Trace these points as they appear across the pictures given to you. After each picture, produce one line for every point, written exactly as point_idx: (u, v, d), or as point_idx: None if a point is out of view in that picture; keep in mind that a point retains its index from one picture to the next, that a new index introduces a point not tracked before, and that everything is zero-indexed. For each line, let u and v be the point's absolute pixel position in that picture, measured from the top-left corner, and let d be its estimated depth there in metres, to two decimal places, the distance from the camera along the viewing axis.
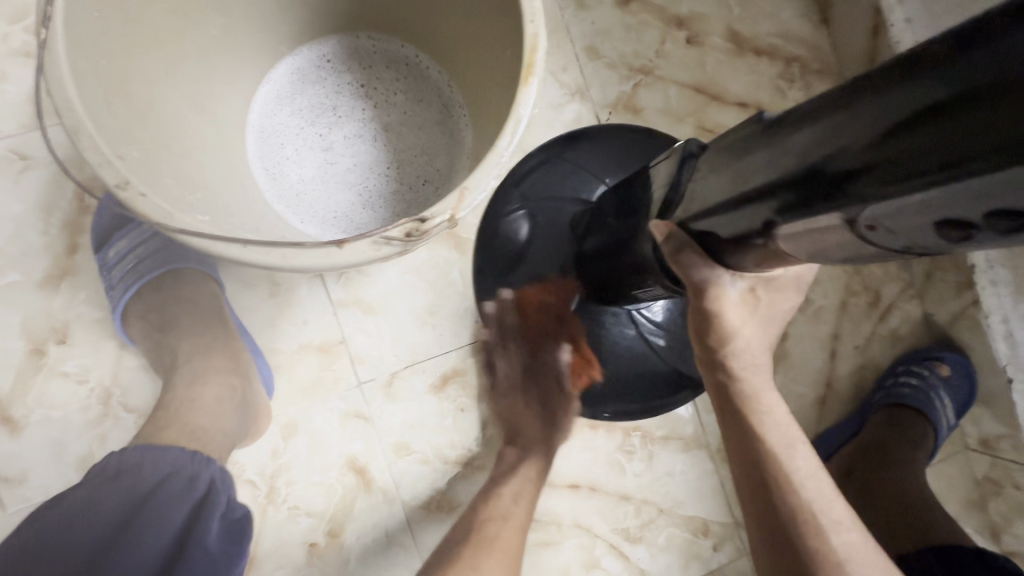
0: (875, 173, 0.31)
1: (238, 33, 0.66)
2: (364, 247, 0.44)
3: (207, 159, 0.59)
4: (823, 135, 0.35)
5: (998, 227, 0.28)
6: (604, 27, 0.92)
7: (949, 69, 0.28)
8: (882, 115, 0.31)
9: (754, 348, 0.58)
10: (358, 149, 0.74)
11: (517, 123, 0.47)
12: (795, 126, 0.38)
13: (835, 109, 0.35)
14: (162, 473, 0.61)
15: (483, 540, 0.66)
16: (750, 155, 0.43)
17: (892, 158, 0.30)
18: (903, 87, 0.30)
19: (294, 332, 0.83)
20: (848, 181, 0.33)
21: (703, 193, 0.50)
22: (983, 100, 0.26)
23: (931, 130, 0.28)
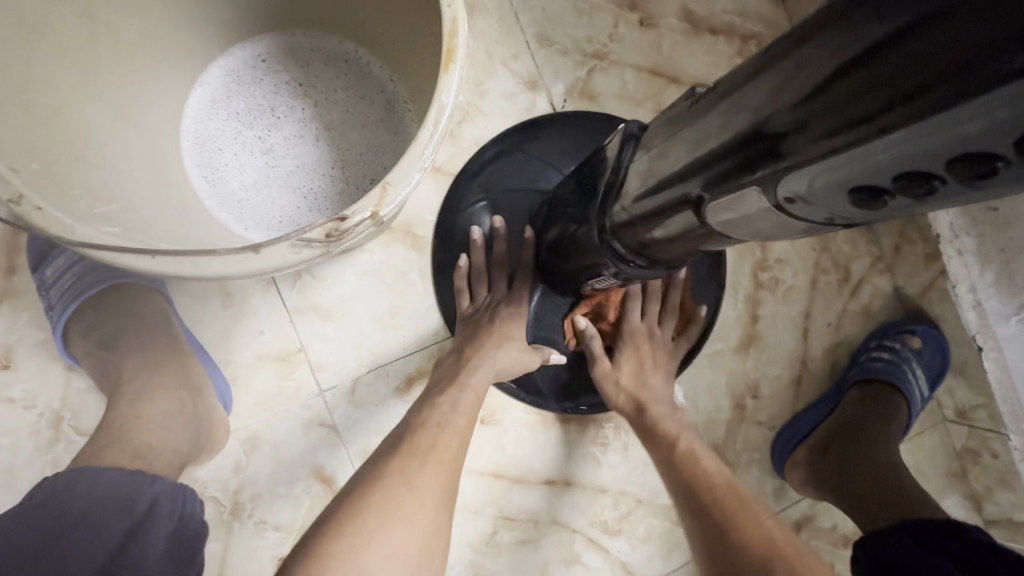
0: (799, 135, 0.30)
1: (159, 35, 0.63)
2: (282, 252, 0.42)
3: (131, 168, 0.56)
4: (755, 97, 0.33)
5: (912, 191, 0.27)
6: (555, 13, 0.90)
7: (870, 11, 0.25)
8: (806, 70, 0.29)
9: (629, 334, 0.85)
10: (301, 151, 0.72)
11: (440, 110, 0.45)
12: (734, 89, 0.36)
13: (767, 67, 0.33)
14: (96, 493, 0.59)
15: (417, 451, 0.61)
16: (698, 123, 0.41)
17: (814, 117, 0.29)
18: (825, 38, 0.28)
19: (250, 342, 0.81)
20: (774, 144, 0.32)
21: (647, 169, 0.50)
22: (899, 44, 0.23)
23: (851, 84, 0.26)
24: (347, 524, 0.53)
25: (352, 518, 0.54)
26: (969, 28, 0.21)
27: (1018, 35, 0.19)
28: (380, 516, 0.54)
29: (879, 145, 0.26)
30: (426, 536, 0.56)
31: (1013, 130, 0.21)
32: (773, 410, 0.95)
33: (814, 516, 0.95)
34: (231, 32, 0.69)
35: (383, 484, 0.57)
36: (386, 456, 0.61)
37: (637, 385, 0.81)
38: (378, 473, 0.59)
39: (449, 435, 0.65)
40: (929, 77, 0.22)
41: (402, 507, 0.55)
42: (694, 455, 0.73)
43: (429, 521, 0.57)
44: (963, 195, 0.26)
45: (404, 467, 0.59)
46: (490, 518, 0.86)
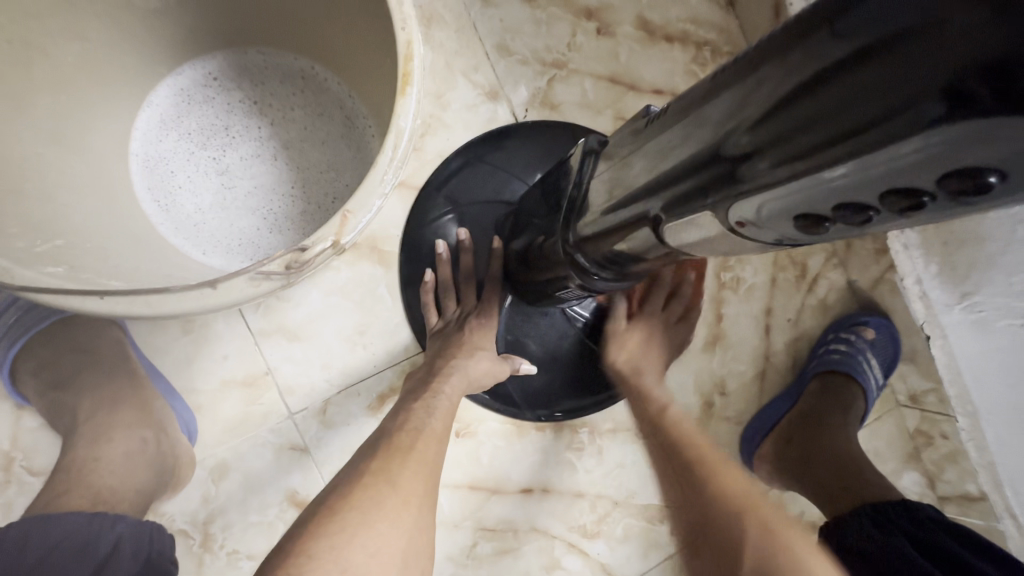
0: (754, 159, 0.31)
1: (100, 57, 0.60)
2: (242, 285, 0.41)
3: (79, 200, 0.54)
4: (715, 115, 0.34)
5: (849, 220, 0.29)
6: (513, 23, 0.91)
7: (823, 39, 0.26)
8: (763, 93, 0.30)
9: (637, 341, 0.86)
10: (258, 171, 0.71)
11: (399, 135, 0.44)
12: (697, 104, 0.37)
13: (729, 84, 0.34)
14: (52, 542, 0.56)
15: (397, 451, 0.61)
16: (661, 136, 0.42)
17: (767, 142, 0.30)
18: (782, 59, 0.29)
19: (214, 368, 0.78)
20: (730, 167, 0.33)
21: (611, 183, 0.51)
22: (846, 75, 0.25)
23: (800, 113, 0.27)
24: (330, 525, 0.53)
25: (331, 519, 0.53)
26: (905, 71, 0.22)
27: (944, 84, 0.21)
28: (361, 517, 0.54)
29: (824, 176, 0.27)
30: (408, 535, 0.56)
31: (939, 168, 0.23)
32: (740, 405, 0.98)
33: (782, 505, 0.99)
34: (179, 47, 0.66)
35: (365, 484, 0.57)
36: (364, 459, 0.61)
37: (640, 354, 0.84)
38: (359, 474, 0.58)
39: (427, 439, 0.64)
40: (867, 117, 0.24)
41: (383, 506, 0.55)
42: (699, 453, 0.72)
43: (412, 520, 0.57)
44: (895, 222, 0.28)
45: (386, 467, 0.59)
46: (470, 531, 0.86)
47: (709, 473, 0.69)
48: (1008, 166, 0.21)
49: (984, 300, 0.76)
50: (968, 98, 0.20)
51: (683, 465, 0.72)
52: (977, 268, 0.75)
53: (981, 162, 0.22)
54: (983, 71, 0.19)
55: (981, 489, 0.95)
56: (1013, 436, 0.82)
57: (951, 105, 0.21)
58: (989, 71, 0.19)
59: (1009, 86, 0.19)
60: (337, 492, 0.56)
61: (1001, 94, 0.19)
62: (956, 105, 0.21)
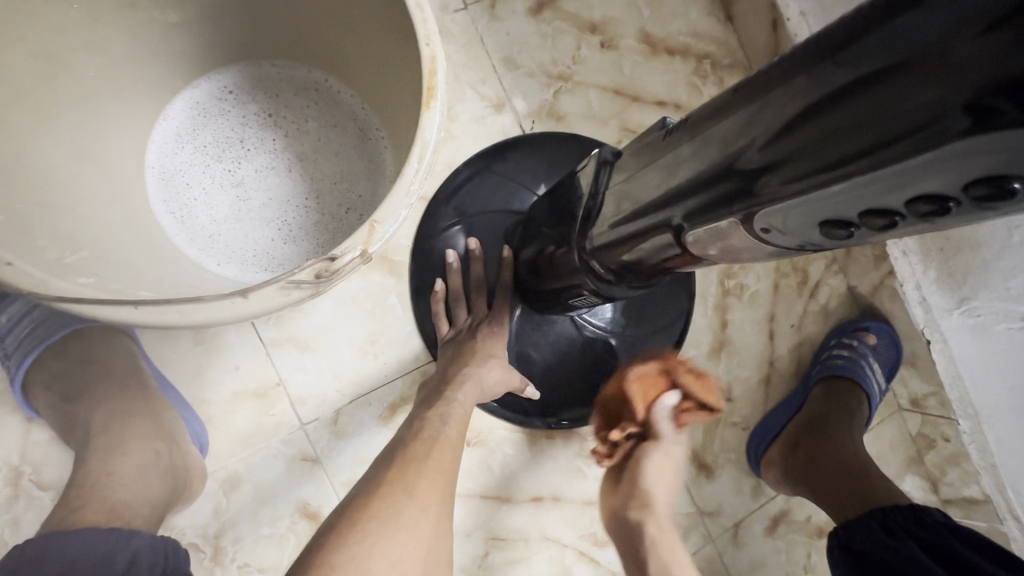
0: (773, 172, 0.32)
1: (119, 72, 0.61)
2: (271, 294, 0.42)
3: (99, 212, 0.55)
4: (727, 132, 0.36)
5: (875, 225, 0.30)
6: (519, 37, 0.93)
7: (835, 62, 0.28)
8: (780, 108, 0.31)
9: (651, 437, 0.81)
10: (272, 182, 0.71)
11: (424, 147, 0.45)
12: (707, 121, 0.39)
13: (740, 102, 0.35)
14: (69, 558, 0.55)
15: (414, 460, 0.61)
16: (671, 151, 0.44)
17: (787, 156, 0.31)
18: (797, 78, 0.30)
19: (226, 379, 0.78)
20: (749, 180, 0.34)
21: (626, 193, 0.52)
22: (865, 93, 0.26)
23: (820, 129, 0.29)
24: (350, 536, 0.53)
25: (351, 530, 0.53)
26: (924, 88, 0.24)
27: (968, 99, 0.22)
28: (382, 527, 0.54)
29: (848, 186, 0.29)
30: (427, 542, 0.56)
31: (966, 176, 0.24)
32: (746, 411, 0.99)
33: (789, 510, 0.99)
34: (197, 62, 0.67)
35: (382, 494, 0.57)
36: (381, 470, 0.61)
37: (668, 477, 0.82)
38: (377, 485, 0.58)
39: (443, 447, 0.64)
40: (890, 131, 0.25)
41: (403, 515, 0.56)
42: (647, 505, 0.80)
43: (431, 529, 0.57)
44: (918, 226, 0.30)
45: (402, 477, 0.59)
46: (481, 541, 0.86)
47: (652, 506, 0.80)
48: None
49: (981, 304, 0.78)
50: (991, 111, 0.21)
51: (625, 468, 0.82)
52: (974, 273, 0.77)
53: (1005, 169, 0.23)
54: (1005, 86, 0.21)
55: (984, 491, 0.96)
56: (1013, 438, 0.84)
57: (975, 118, 0.22)
58: (1010, 87, 0.21)
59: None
60: (356, 503, 0.56)
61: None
62: (980, 118, 0.22)
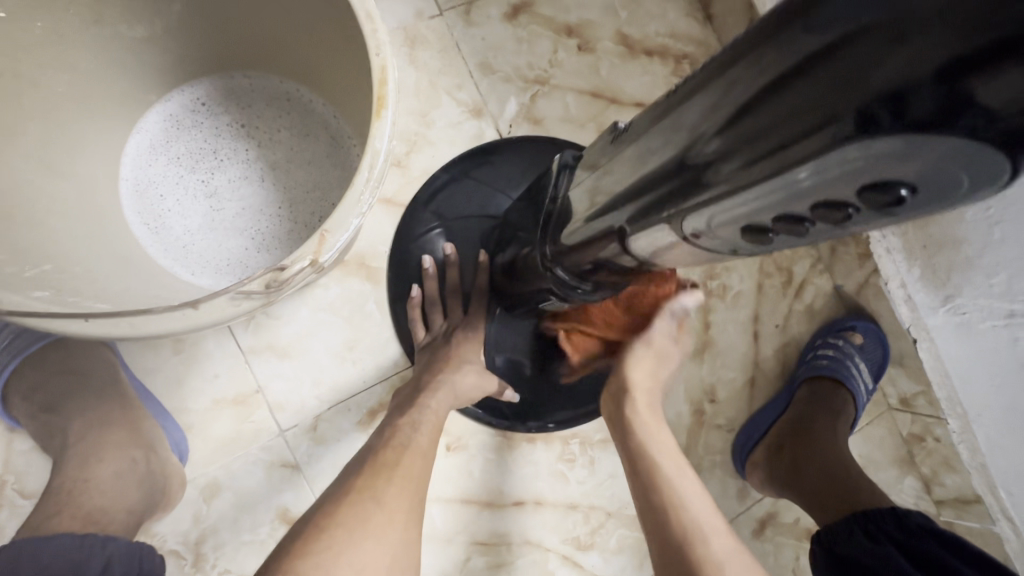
0: (717, 165, 0.32)
1: (88, 89, 0.62)
2: (223, 304, 0.42)
3: (67, 225, 0.56)
4: (684, 123, 0.35)
5: (791, 230, 0.32)
6: (496, 42, 0.93)
7: (756, 60, 0.28)
8: (712, 107, 0.32)
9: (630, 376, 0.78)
10: (245, 192, 0.72)
11: (375, 156, 0.46)
12: (674, 109, 0.37)
13: (701, 89, 0.34)
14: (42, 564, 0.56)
15: (383, 468, 0.61)
16: (640, 143, 0.43)
17: (725, 152, 0.31)
18: (741, 68, 0.30)
19: (205, 387, 0.79)
20: (697, 174, 0.34)
21: (589, 192, 0.52)
22: (783, 90, 0.26)
23: (747, 126, 0.29)
24: (316, 545, 0.53)
25: (318, 538, 0.54)
26: (819, 93, 0.24)
27: (856, 106, 0.23)
28: (349, 536, 0.54)
29: (782, 181, 0.28)
30: (394, 553, 0.56)
31: (861, 182, 0.25)
32: (731, 412, 0.99)
33: (777, 512, 0.98)
34: (166, 75, 0.68)
35: (351, 503, 0.57)
36: (351, 478, 0.61)
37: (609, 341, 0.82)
38: (345, 493, 0.58)
39: (414, 454, 0.65)
40: (792, 136, 0.26)
41: (369, 524, 0.56)
42: (703, 534, 0.65)
43: (399, 537, 0.57)
44: (830, 231, 0.31)
45: (372, 485, 0.59)
46: (463, 546, 0.86)
47: (702, 535, 0.65)
48: (917, 181, 0.24)
49: (965, 301, 0.77)
50: (872, 119, 0.22)
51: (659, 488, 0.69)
52: (956, 270, 0.76)
53: (895, 178, 0.24)
54: (882, 96, 0.22)
55: (975, 492, 0.94)
56: (1000, 437, 0.82)
57: (860, 125, 0.23)
58: (890, 97, 0.22)
59: (906, 111, 0.21)
60: (324, 511, 0.57)
61: (899, 118, 0.22)
62: (865, 125, 0.23)
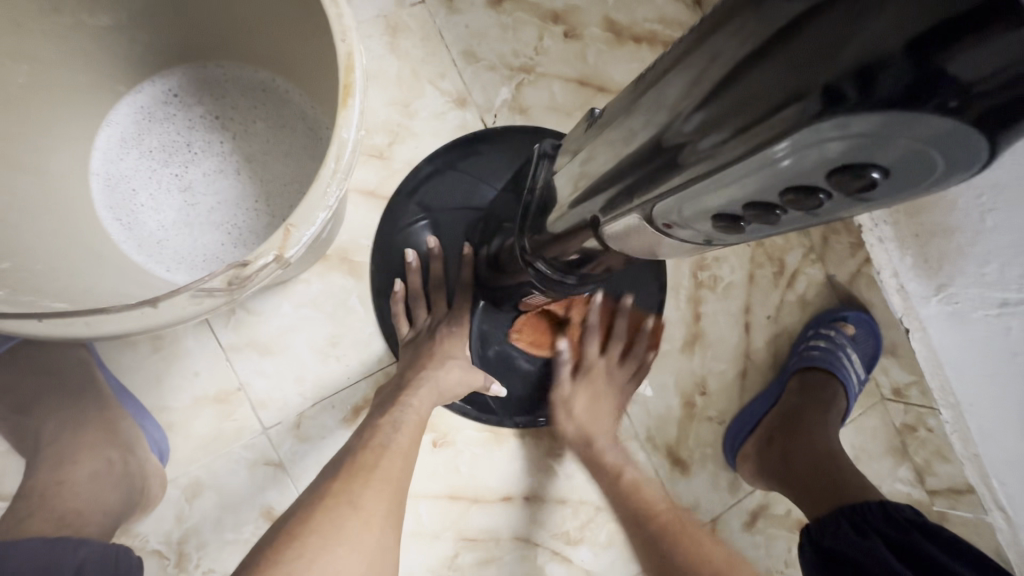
0: (689, 147, 0.30)
1: (53, 80, 0.60)
2: (183, 302, 0.41)
3: (34, 222, 0.54)
4: (661, 104, 0.34)
5: (760, 219, 0.30)
6: (480, 29, 0.91)
7: (728, 33, 0.27)
8: (687, 85, 0.30)
9: (600, 417, 0.86)
10: (220, 186, 0.70)
11: (341, 147, 0.44)
12: (652, 86, 0.36)
13: (676, 67, 0.32)
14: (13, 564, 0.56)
15: (361, 470, 0.60)
16: (620, 124, 0.41)
17: (697, 133, 0.29)
18: (710, 42, 0.28)
19: (186, 385, 0.78)
20: (671, 156, 0.32)
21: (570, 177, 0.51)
22: (755, 65, 0.25)
23: (719, 104, 0.27)
24: (288, 549, 0.52)
25: (291, 543, 0.52)
26: (790, 68, 0.23)
27: (825, 81, 0.21)
28: (322, 541, 0.53)
29: (747, 166, 0.27)
30: (368, 560, 0.55)
31: (829, 165, 0.24)
32: (722, 405, 0.97)
33: (768, 504, 0.98)
34: (137, 65, 0.67)
35: (326, 508, 0.56)
36: (326, 480, 0.60)
37: (587, 417, 0.85)
38: (321, 496, 0.57)
39: (393, 455, 0.63)
40: (758, 114, 0.25)
41: (344, 529, 0.54)
42: (636, 486, 0.80)
43: (376, 542, 0.56)
44: (797, 221, 0.30)
45: (348, 488, 0.58)
46: (450, 542, 0.85)
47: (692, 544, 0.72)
48: (890, 162, 0.22)
49: (957, 290, 0.75)
50: (839, 96, 0.21)
51: (658, 541, 0.74)
52: (949, 258, 0.75)
53: (864, 158, 0.23)
54: (851, 70, 0.20)
55: (967, 482, 0.93)
56: (993, 427, 0.81)
57: (826, 102, 0.22)
58: (858, 72, 0.20)
59: (873, 88, 0.20)
60: (298, 514, 0.56)
61: (866, 97, 0.21)
62: (830, 103, 0.22)
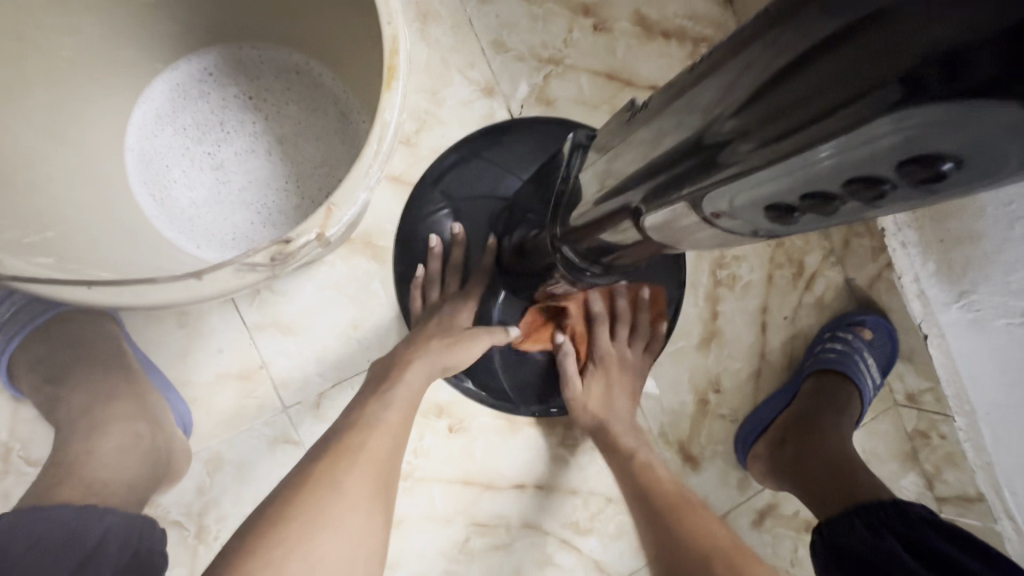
0: (736, 142, 0.31)
1: (92, 55, 0.61)
2: (226, 276, 0.41)
3: (76, 195, 0.56)
4: (702, 100, 0.34)
5: (818, 208, 0.30)
6: (510, 19, 0.91)
7: (786, 27, 0.27)
8: (735, 80, 0.31)
9: (622, 397, 0.86)
10: (252, 165, 0.71)
11: (383, 129, 0.45)
12: (691, 85, 0.36)
13: (723, 62, 0.32)
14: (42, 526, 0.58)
15: (345, 452, 0.60)
16: (655, 121, 0.41)
17: (747, 128, 0.30)
18: (764, 38, 0.28)
19: (209, 361, 0.79)
20: (713, 153, 0.32)
21: (601, 166, 0.52)
22: (815, 59, 0.25)
23: (772, 99, 0.27)
24: (271, 537, 0.52)
25: (274, 529, 0.53)
26: (857, 62, 0.23)
27: (901, 71, 0.21)
28: (304, 529, 0.53)
29: (806, 159, 0.27)
30: (355, 543, 0.56)
31: (902, 154, 0.24)
32: (735, 403, 0.98)
33: (778, 504, 0.98)
34: (172, 43, 0.67)
35: (308, 493, 0.56)
36: (311, 463, 0.60)
37: (604, 400, 0.85)
38: (304, 479, 0.57)
39: (380, 435, 0.64)
40: (821, 108, 0.25)
41: (328, 512, 0.55)
42: (650, 469, 0.78)
43: (361, 526, 0.57)
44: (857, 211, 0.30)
45: (331, 471, 0.58)
46: (462, 526, 0.86)
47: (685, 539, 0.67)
48: (962, 152, 0.23)
49: (981, 298, 0.75)
50: (919, 86, 0.21)
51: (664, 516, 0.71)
52: (974, 265, 0.74)
53: (938, 149, 0.23)
54: (930, 60, 0.20)
55: (979, 490, 0.94)
56: (1009, 436, 0.81)
57: (905, 93, 0.22)
58: (940, 62, 0.20)
59: (956, 77, 0.20)
60: (281, 498, 0.56)
61: (950, 85, 0.20)
62: (909, 94, 0.21)
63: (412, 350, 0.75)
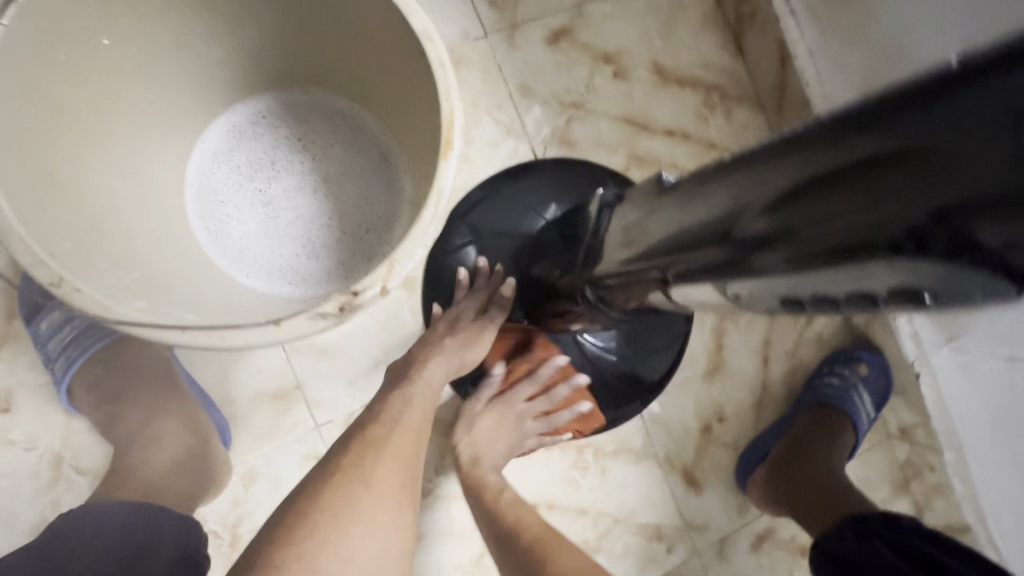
0: (756, 246, 0.37)
1: (164, 105, 0.68)
2: (300, 323, 0.47)
3: (151, 235, 0.62)
4: (732, 197, 0.40)
5: (822, 307, 0.36)
6: (536, 66, 0.97)
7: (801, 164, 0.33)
8: (759, 192, 0.37)
9: (501, 438, 0.86)
10: (298, 202, 0.77)
11: (439, 195, 0.50)
12: (718, 181, 0.42)
13: (748, 172, 0.39)
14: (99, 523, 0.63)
15: (370, 444, 0.62)
16: (685, 201, 0.47)
17: (766, 235, 0.36)
18: (783, 165, 0.34)
19: (248, 380, 0.84)
20: (737, 248, 0.38)
21: (629, 224, 0.57)
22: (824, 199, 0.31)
23: (788, 220, 0.33)
24: (297, 531, 0.53)
25: (300, 524, 0.54)
26: (855, 211, 0.29)
27: (893, 233, 0.28)
28: (335, 520, 0.55)
29: (815, 273, 0.33)
30: (386, 534, 0.57)
31: (894, 285, 0.30)
32: (737, 431, 1.04)
33: (775, 529, 1.04)
34: (232, 91, 0.73)
35: (335, 485, 0.57)
36: (335, 456, 0.61)
37: (486, 439, 0.86)
38: (329, 474, 0.59)
39: (403, 429, 0.66)
40: (827, 239, 0.31)
41: (358, 503, 0.57)
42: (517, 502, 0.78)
43: (390, 520, 0.58)
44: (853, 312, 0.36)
45: (358, 464, 0.60)
46: (478, 542, 0.91)
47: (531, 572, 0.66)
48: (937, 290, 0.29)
49: (970, 342, 0.81)
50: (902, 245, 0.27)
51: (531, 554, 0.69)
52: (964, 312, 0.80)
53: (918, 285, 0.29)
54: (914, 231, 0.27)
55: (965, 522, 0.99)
56: (999, 470, 0.86)
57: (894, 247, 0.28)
58: (920, 232, 0.27)
59: (929, 244, 0.26)
60: (309, 491, 0.57)
61: (926, 249, 0.27)
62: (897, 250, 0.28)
63: (432, 348, 0.76)
